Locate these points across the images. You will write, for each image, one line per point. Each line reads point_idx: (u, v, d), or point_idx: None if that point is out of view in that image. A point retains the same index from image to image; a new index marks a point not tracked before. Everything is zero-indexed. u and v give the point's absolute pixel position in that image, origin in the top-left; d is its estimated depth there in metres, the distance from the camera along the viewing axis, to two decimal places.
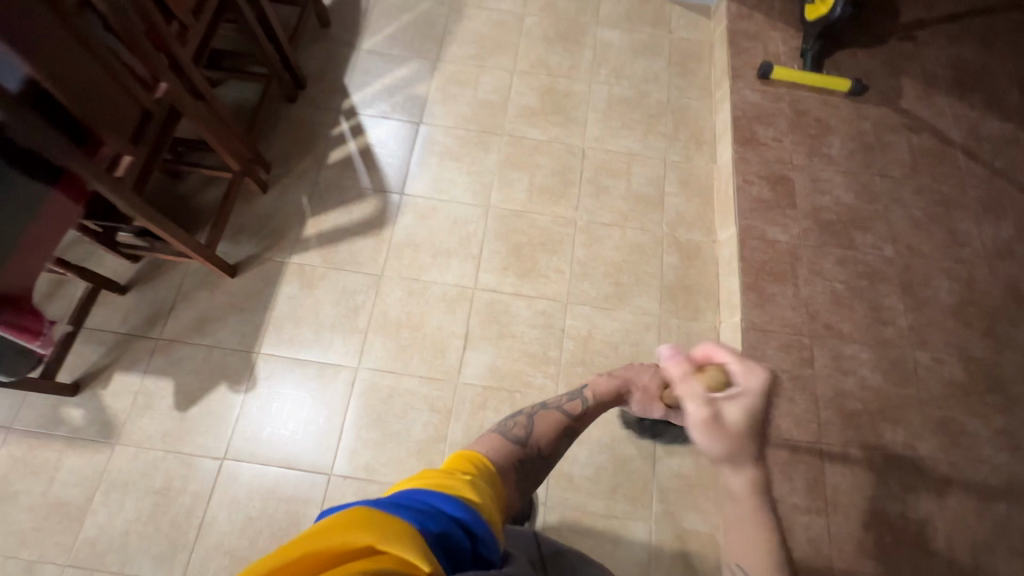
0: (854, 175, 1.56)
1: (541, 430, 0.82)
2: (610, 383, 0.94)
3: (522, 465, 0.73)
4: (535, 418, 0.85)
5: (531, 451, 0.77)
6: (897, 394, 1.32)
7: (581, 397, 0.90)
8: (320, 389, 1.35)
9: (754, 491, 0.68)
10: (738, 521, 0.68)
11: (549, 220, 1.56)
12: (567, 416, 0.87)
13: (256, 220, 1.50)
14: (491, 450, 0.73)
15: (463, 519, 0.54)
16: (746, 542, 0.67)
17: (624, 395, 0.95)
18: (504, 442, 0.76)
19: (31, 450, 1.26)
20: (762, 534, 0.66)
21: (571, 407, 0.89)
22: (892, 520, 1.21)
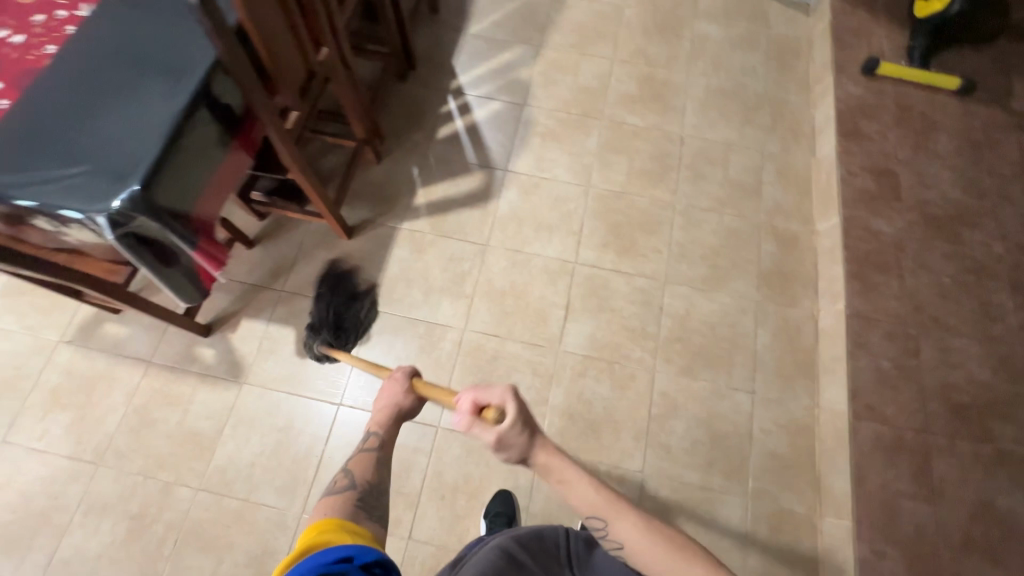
0: (962, 172, 1.54)
1: (360, 472, 0.75)
2: (381, 410, 0.83)
3: (365, 503, 0.71)
4: (347, 465, 0.77)
5: (365, 485, 0.73)
6: (1008, 389, 1.29)
7: (371, 431, 0.80)
8: (427, 347, 1.42)
9: (553, 458, 0.71)
10: (566, 484, 0.71)
11: (648, 201, 1.60)
12: (373, 452, 0.78)
13: (371, 187, 1.59)
14: (325, 511, 0.67)
15: (350, 551, 0.56)
16: (585, 497, 0.69)
17: (400, 415, 0.83)
18: (331, 499, 0.70)
19: (168, 383, 1.37)
20: (592, 483, 0.70)
21: (372, 442, 0.80)
22: (1001, 514, 1.19)
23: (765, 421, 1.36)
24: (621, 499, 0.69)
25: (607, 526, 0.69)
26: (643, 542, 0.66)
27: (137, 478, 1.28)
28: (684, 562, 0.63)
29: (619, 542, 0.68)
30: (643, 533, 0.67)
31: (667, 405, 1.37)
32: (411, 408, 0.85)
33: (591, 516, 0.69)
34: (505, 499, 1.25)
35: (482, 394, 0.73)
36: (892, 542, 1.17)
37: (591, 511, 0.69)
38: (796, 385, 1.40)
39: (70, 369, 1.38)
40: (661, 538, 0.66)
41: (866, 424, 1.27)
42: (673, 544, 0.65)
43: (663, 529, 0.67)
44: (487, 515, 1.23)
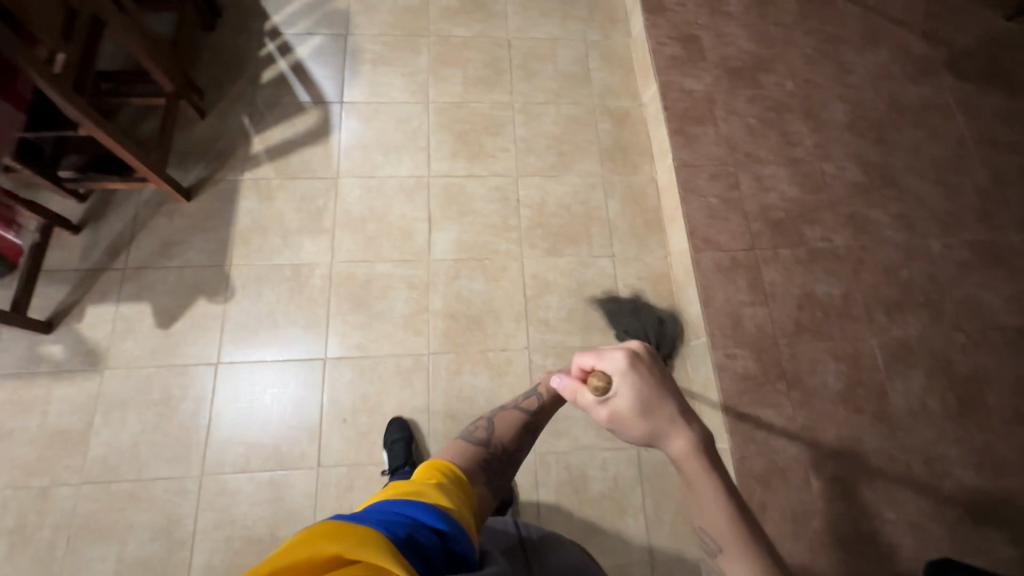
0: (752, 26, 1.72)
1: (502, 430, 0.82)
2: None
3: (489, 468, 0.75)
4: (498, 416, 0.85)
5: (496, 450, 0.78)
6: (811, 199, 1.51)
7: (535, 392, 0.88)
8: (298, 288, 1.40)
9: (689, 458, 0.63)
10: (694, 496, 0.63)
11: (488, 106, 1.65)
12: (526, 414, 0.85)
13: (201, 145, 1.51)
14: (455, 456, 0.74)
15: (437, 519, 0.57)
16: (711, 515, 0.62)
17: None
18: (465, 446, 0.77)
19: (16, 390, 1.26)
20: (719, 502, 0.62)
21: (529, 404, 0.87)
22: (820, 299, 1.41)
23: (627, 277, 1.50)
24: (750, 538, 0.61)
25: (720, 556, 0.62)
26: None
27: (5, 493, 1.19)
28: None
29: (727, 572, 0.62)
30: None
31: (540, 284, 1.46)
32: None
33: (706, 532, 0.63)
34: (401, 424, 1.29)
35: (602, 364, 0.68)
36: (741, 344, 1.35)
37: (709, 531, 0.62)
38: (648, 240, 1.54)
39: None
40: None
41: (705, 254, 1.44)
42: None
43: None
44: (385, 445, 1.26)
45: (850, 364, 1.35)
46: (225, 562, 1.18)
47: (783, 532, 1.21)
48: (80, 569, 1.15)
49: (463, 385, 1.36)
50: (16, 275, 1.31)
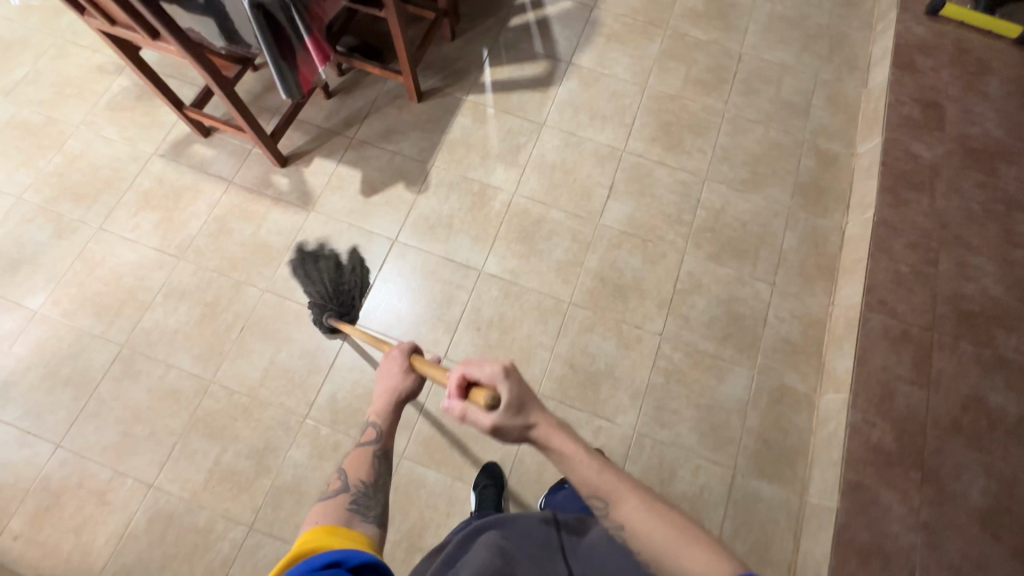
0: (1009, 114, 1.60)
1: (358, 475, 0.68)
2: (381, 396, 0.76)
3: (359, 509, 0.63)
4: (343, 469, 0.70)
5: (361, 489, 0.66)
6: (1016, 305, 1.37)
7: (369, 422, 0.73)
8: (478, 204, 1.54)
9: (553, 434, 0.65)
10: (565, 466, 0.64)
11: (700, 107, 1.69)
12: (372, 446, 0.72)
13: (443, 61, 1.71)
14: (318, 521, 0.60)
15: (339, 554, 0.51)
16: (585, 478, 0.63)
17: (404, 394, 0.77)
18: (325, 507, 0.62)
19: (246, 201, 1.53)
20: (585, 460, 0.63)
21: (370, 435, 0.72)
22: (990, 408, 1.28)
23: (781, 309, 1.47)
24: (620, 474, 0.62)
25: (610, 510, 0.61)
26: (647, 528, 0.58)
27: (212, 274, 1.45)
28: (686, 543, 0.56)
29: (621, 526, 0.60)
30: (644, 513, 0.59)
31: (692, 282, 1.48)
32: (414, 388, 0.78)
33: (590, 497, 0.62)
34: (494, 471, 1.28)
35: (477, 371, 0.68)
36: (883, 415, 1.27)
37: (591, 494, 0.62)
38: (815, 283, 1.49)
39: (160, 177, 1.54)
40: (667, 519, 0.58)
41: (876, 315, 1.37)
42: (675, 520, 0.58)
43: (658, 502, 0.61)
44: (475, 487, 1.25)
45: (1003, 487, 1.22)
46: (345, 400, 1.34)
47: None
48: (242, 354, 1.37)
49: (589, 342, 1.42)
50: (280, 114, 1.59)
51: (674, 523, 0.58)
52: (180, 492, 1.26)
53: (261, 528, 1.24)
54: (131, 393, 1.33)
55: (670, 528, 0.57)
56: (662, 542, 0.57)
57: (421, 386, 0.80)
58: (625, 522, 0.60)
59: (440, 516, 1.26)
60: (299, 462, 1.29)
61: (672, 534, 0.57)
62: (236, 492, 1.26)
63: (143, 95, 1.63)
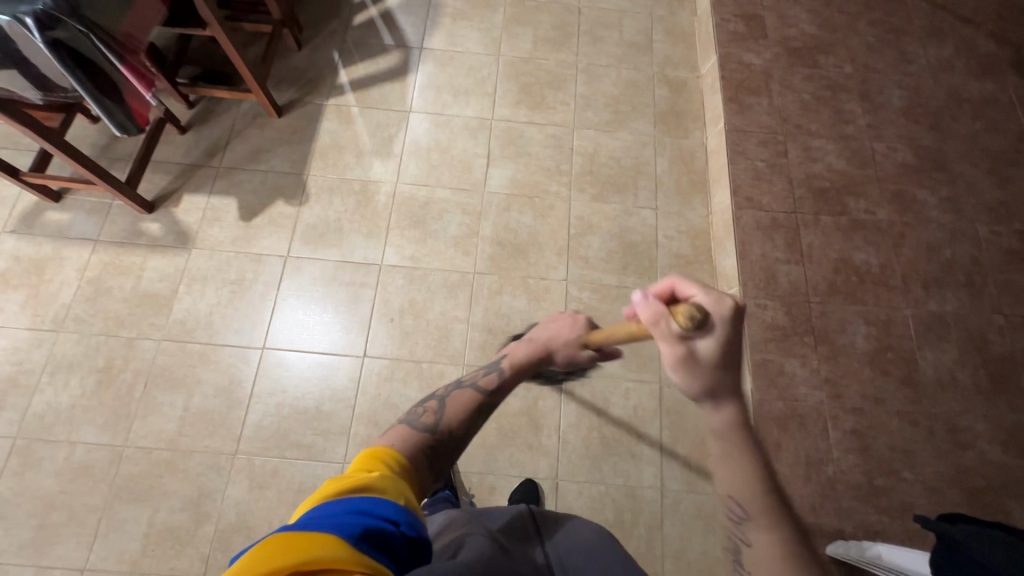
0: (817, 11, 1.78)
1: (454, 409, 0.68)
2: (529, 347, 0.79)
3: (433, 453, 0.61)
4: (445, 399, 0.70)
5: (444, 436, 0.64)
6: (858, 173, 1.55)
7: (497, 369, 0.76)
8: (364, 202, 1.54)
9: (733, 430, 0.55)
10: (724, 460, 0.55)
11: (554, 63, 1.77)
12: (481, 394, 0.72)
13: (294, 72, 1.69)
14: (399, 443, 0.60)
15: (397, 512, 0.47)
16: (737, 480, 0.54)
17: (547, 359, 0.79)
18: (410, 431, 0.63)
19: (119, 256, 1.45)
20: (744, 475, 0.54)
21: (487, 382, 0.74)
22: (856, 265, 1.44)
23: (668, 229, 1.57)
24: (781, 510, 0.53)
25: (744, 526, 0.54)
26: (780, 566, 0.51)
27: (100, 338, 1.36)
28: None
29: (745, 541, 0.54)
30: (777, 554, 0.52)
31: (584, 225, 1.56)
32: (562, 359, 0.79)
33: (729, 498, 0.55)
34: None
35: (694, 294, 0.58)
36: (772, 296, 1.40)
37: (730, 502, 0.55)
38: (692, 198, 1.61)
39: (16, 254, 1.43)
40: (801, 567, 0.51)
41: (747, 212, 1.49)
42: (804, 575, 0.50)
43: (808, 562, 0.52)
44: None
45: (880, 329, 1.38)
46: (274, 425, 1.31)
47: (795, 473, 1.25)
48: (152, 410, 1.31)
49: (501, 303, 1.46)
50: (133, 159, 1.52)
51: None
52: (117, 567, 1.18)
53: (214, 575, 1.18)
54: (37, 483, 1.24)
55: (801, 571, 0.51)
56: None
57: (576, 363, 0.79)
58: (752, 542, 0.53)
59: None
60: (239, 499, 1.25)
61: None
62: (179, 547, 1.20)
63: None
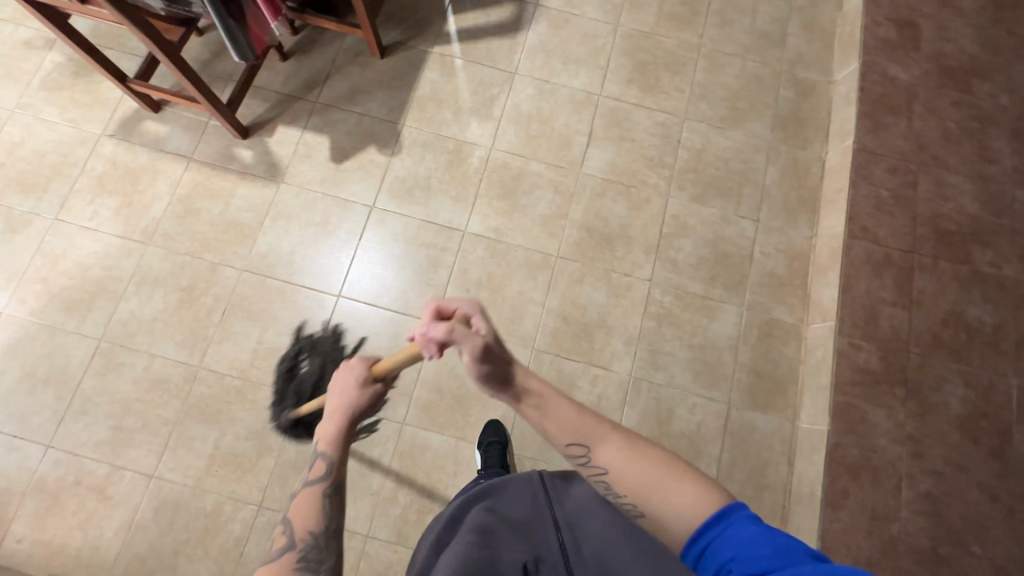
0: (982, 27, 1.58)
1: (305, 518, 0.66)
2: (333, 418, 0.68)
3: (306, 563, 0.62)
4: (294, 509, 0.67)
5: (308, 540, 0.64)
6: (991, 221, 1.41)
7: (318, 455, 0.67)
8: (456, 163, 1.49)
9: (529, 375, 0.61)
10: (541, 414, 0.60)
11: (675, 43, 1.64)
12: (321, 484, 0.67)
13: (402, 11, 1.61)
14: None
15: None
16: (561, 422, 0.60)
17: (358, 417, 0.70)
18: (276, 565, 0.61)
19: (210, 178, 1.44)
20: (563, 408, 0.60)
21: (317, 472, 0.67)
22: (967, 323, 1.33)
23: (766, 245, 1.48)
24: (602, 418, 0.60)
25: (591, 454, 0.59)
26: (628, 466, 0.57)
27: (185, 258, 1.38)
28: (668, 485, 0.55)
29: (601, 470, 0.58)
30: (628, 457, 0.57)
31: (677, 226, 1.48)
32: (374, 404, 0.70)
33: (571, 442, 0.59)
34: (497, 428, 1.28)
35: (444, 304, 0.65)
36: (869, 338, 1.31)
37: (571, 443, 0.59)
38: (798, 216, 1.50)
39: (114, 159, 1.44)
40: (651, 467, 0.56)
41: (859, 243, 1.38)
42: (652, 461, 0.56)
43: (665, 467, 0.56)
44: (480, 445, 1.26)
45: (979, 395, 1.28)
46: None
47: (856, 525, 1.21)
48: (227, 337, 1.33)
49: (580, 294, 1.41)
50: (234, 81, 1.49)
51: (668, 472, 0.56)
52: (183, 480, 1.24)
53: (270, 506, 1.24)
54: (117, 386, 1.29)
55: (642, 464, 0.57)
56: (661, 483, 0.55)
57: (380, 400, 0.71)
58: (604, 466, 0.58)
59: (447, 476, 1.28)
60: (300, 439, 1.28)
61: (668, 470, 0.56)
62: (240, 473, 1.25)
63: (80, 70, 1.50)
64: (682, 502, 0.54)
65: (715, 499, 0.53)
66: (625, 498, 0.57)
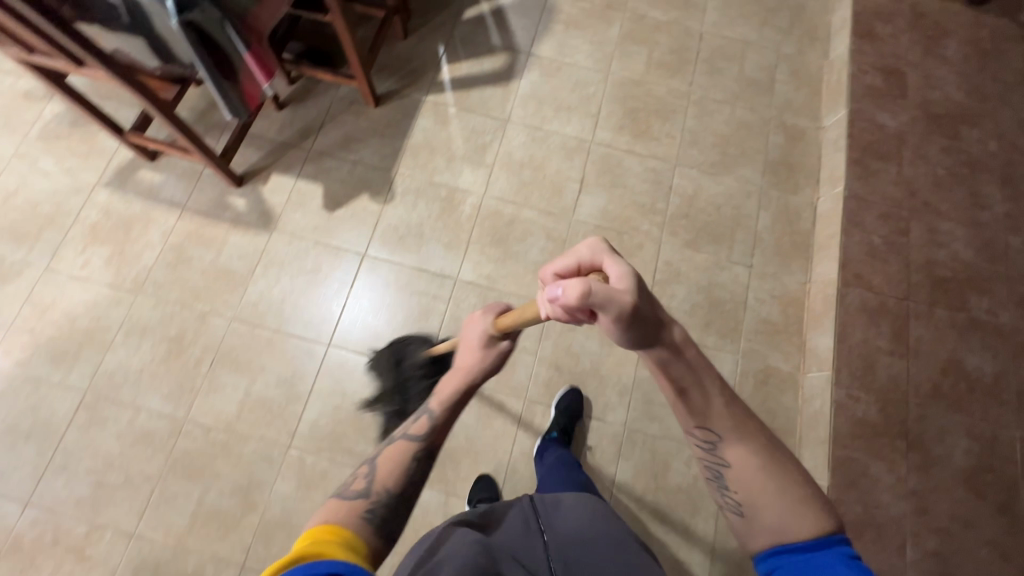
0: (967, 75, 1.60)
1: (386, 471, 0.65)
2: (456, 376, 0.72)
3: (374, 518, 0.59)
4: (376, 463, 0.66)
5: (381, 497, 0.61)
6: (985, 268, 1.40)
7: (427, 411, 0.69)
8: (448, 210, 1.50)
9: (688, 349, 0.62)
10: (685, 396, 0.63)
11: (665, 90, 1.66)
12: (415, 442, 0.67)
13: (396, 61, 1.64)
14: (326, 517, 0.57)
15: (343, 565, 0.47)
16: (706, 410, 0.63)
17: (474, 380, 0.72)
18: (342, 504, 0.59)
19: (202, 226, 1.45)
20: (715, 400, 0.63)
21: (419, 428, 0.68)
22: (967, 372, 1.31)
23: (760, 291, 1.47)
24: (749, 423, 0.63)
25: (721, 444, 0.63)
26: (757, 472, 0.61)
27: (174, 308, 1.37)
28: (788, 501, 0.59)
29: (724, 461, 0.63)
30: (757, 464, 0.62)
31: (670, 272, 1.47)
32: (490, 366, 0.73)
33: (702, 428, 0.63)
34: (487, 484, 1.26)
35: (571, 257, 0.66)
36: (867, 389, 1.29)
37: (703, 428, 0.63)
38: (792, 261, 1.50)
39: (108, 208, 1.45)
40: (776, 478, 0.61)
41: (853, 290, 1.37)
42: (780, 477, 0.61)
43: (787, 481, 0.61)
44: (470, 504, 1.24)
45: (983, 447, 1.25)
46: (329, 425, 1.30)
47: None
48: (215, 389, 1.31)
49: (572, 342, 1.39)
50: (230, 130, 1.51)
51: (788, 491, 0.60)
52: (164, 539, 1.20)
53: (253, 566, 1.20)
54: (100, 441, 1.27)
55: (772, 475, 0.61)
56: (778, 501, 0.60)
57: (505, 359, 0.75)
58: (731, 461, 0.62)
59: None
60: (286, 495, 1.24)
61: (789, 493, 0.60)
62: (223, 532, 1.21)
63: (78, 121, 1.52)
64: (795, 522, 0.58)
65: (828, 527, 0.58)
66: (736, 496, 0.62)
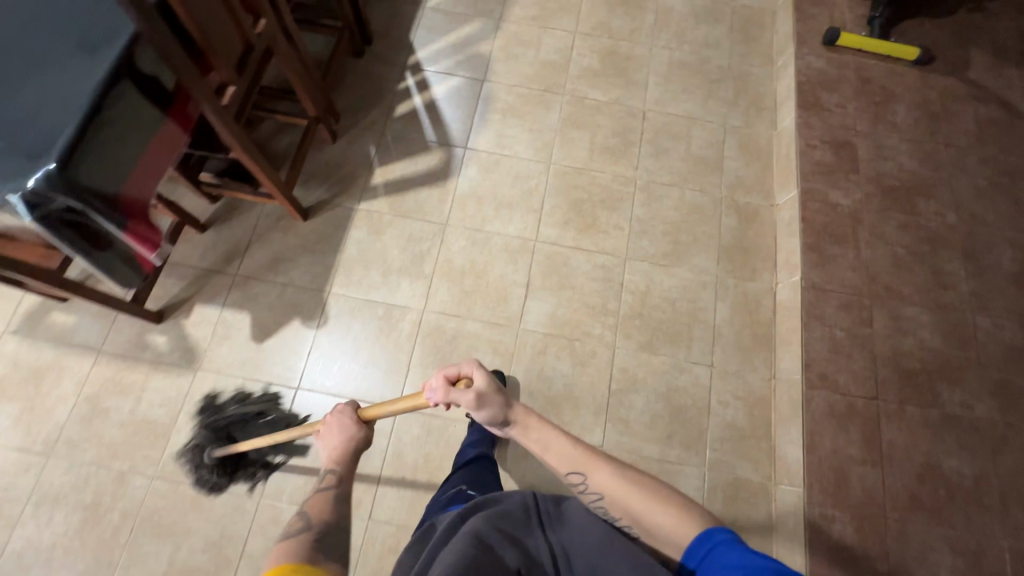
0: (918, 142, 1.55)
1: (317, 510, 0.73)
2: (336, 447, 0.87)
3: (323, 544, 0.66)
4: (305, 508, 0.74)
5: (322, 526, 0.70)
6: (954, 355, 1.32)
7: (328, 473, 0.81)
8: (386, 330, 1.40)
9: (529, 417, 0.80)
10: (546, 451, 0.76)
11: (610, 177, 1.59)
12: (330, 491, 0.78)
13: (325, 168, 1.56)
14: (279, 556, 0.62)
15: None
16: (563, 456, 0.75)
17: (354, 447, 0.88)
18: (288, 542, 0.65)
19: (120, 371, 1.34)
20: (564, 449, 0.76)
21: (328, 482, 0.80)
22: (945, 476, 1.22)
23: (722, 393, 1.38)
24: (599, 453, 0.74)
25: (586, 480, 0.73)
26: (625, 493, 0.70)
27: (90, 468, 1.26)
28: (663, 507, 0.68)
29: (601, 494, 0.72)
30: (623, 486, 0.71)
31: (626, 380, 1.38)
32: (360, 439, 0.90)
33: (570, 472, 0.74)
34: None
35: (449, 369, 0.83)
36: (841, 506, 1.20)
37: (573, 468, 0.74)
38: (753, 356, 1.41)
39: (16, 359, 1.34)
40: (643, 491, 0.70)
41: (819, 393, 1.29)
42: (645, 491, 0.70)
43: (653, 492, 0.70)
44: None
45: (970, 563, 1.16)
46: None
47: None
48: (136, 561, 1.20)
49: (526, 470, 1.30)
50: None
51: (657, 502, 0.69)
52: None
53: None
54: None
55: (641, 493, 0.70)
56: (653, 511, 0.68)
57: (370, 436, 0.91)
58: (601, 492, 0.71)
59: None
60: None
61: (655, 503, 0.69)
62: None
63: None
64: (683, 530, 0.65)
65: (708, 524, 0.65)
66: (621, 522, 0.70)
